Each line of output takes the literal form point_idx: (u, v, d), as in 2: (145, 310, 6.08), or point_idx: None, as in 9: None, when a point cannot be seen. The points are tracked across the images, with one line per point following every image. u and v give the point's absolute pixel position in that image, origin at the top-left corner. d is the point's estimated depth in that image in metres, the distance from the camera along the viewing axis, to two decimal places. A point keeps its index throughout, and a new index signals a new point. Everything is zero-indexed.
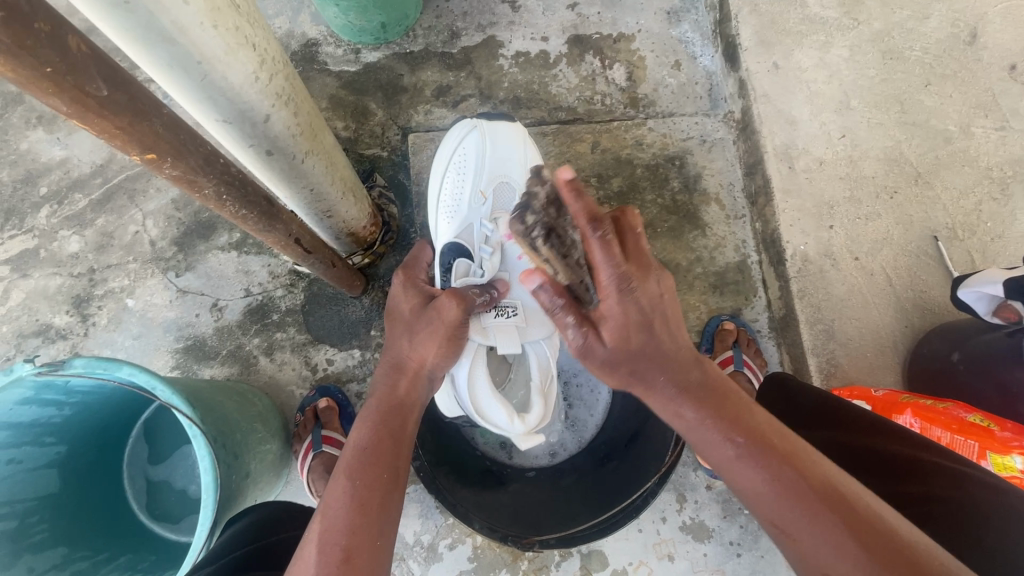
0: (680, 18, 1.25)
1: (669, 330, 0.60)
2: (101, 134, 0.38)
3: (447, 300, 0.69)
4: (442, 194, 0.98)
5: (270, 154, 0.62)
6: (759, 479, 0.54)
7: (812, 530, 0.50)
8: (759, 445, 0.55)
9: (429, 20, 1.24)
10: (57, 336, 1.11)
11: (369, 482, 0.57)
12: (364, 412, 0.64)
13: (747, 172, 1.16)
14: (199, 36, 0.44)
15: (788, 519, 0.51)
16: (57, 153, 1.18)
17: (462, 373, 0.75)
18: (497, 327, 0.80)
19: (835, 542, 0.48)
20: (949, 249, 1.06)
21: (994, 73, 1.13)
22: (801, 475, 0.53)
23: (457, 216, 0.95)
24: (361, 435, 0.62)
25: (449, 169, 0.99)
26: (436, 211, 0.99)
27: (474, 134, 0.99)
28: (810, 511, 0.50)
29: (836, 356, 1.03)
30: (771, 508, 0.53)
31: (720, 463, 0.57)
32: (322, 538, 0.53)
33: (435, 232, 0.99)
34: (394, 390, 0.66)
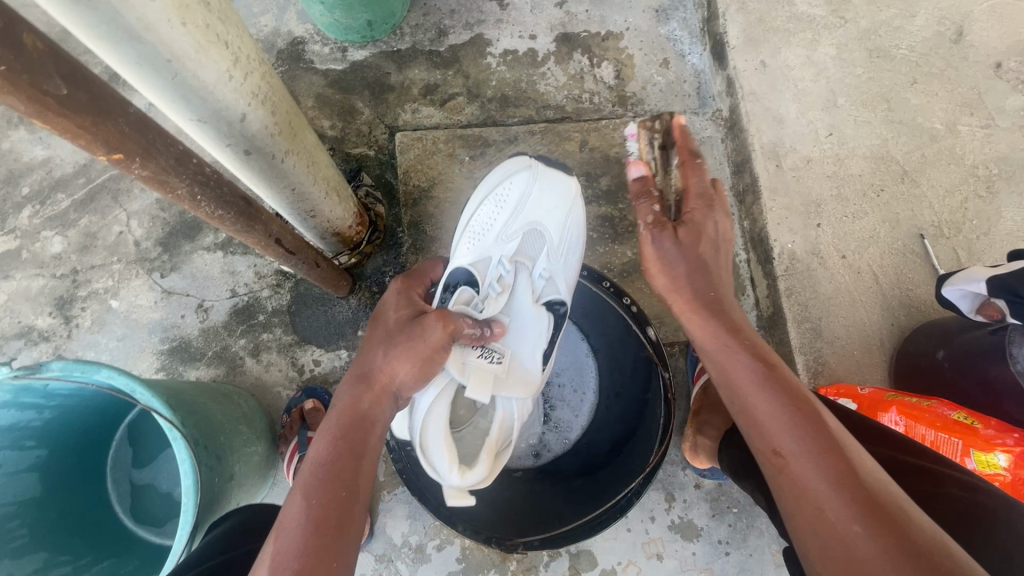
0: (668, 16, 1.24)
1: (710, 279, 0.75)
2: (64, 133, 0.37)
3: (433, 323, 0.69)
4: (473, 216, 0.93)
5: (248, 154, 0.61)
6: (773, 409, 0.58)
7: (801, 447, 0.54)
8: (777, 378, 0.61)
9: (416, 18, 1.23)
10: (40, 338, 1.10)
11: (323, 501, 0.56)
12: (325, 422, 0.63)
13: (735, 171, 1.16)
14: (167, 33, 0.43)
15: (789, 447, 0.55)
16: (39, 152, 1.16)
17: (424, 402, 0.72)
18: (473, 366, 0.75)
19: (828, 476, 0.52)
20: (935, 247, 1.06)
21: (980, 70, 1.13)
22: (809, 407, 0.58)
23: (481, 245, 0.90)
24: (320, 449, 0.60)
25: (489, 197, 0.93)
26: (461, 230, 0.93)
27: (527, 174, 0.93)
28: (810, 446, 0.54)
29: (823, 354, 1.03)
30: (777, 436, 0.57)
31: (741, 395, 0.62)
32: (273, 556, 0.52)
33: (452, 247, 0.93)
34: (359, 403, 0.65)
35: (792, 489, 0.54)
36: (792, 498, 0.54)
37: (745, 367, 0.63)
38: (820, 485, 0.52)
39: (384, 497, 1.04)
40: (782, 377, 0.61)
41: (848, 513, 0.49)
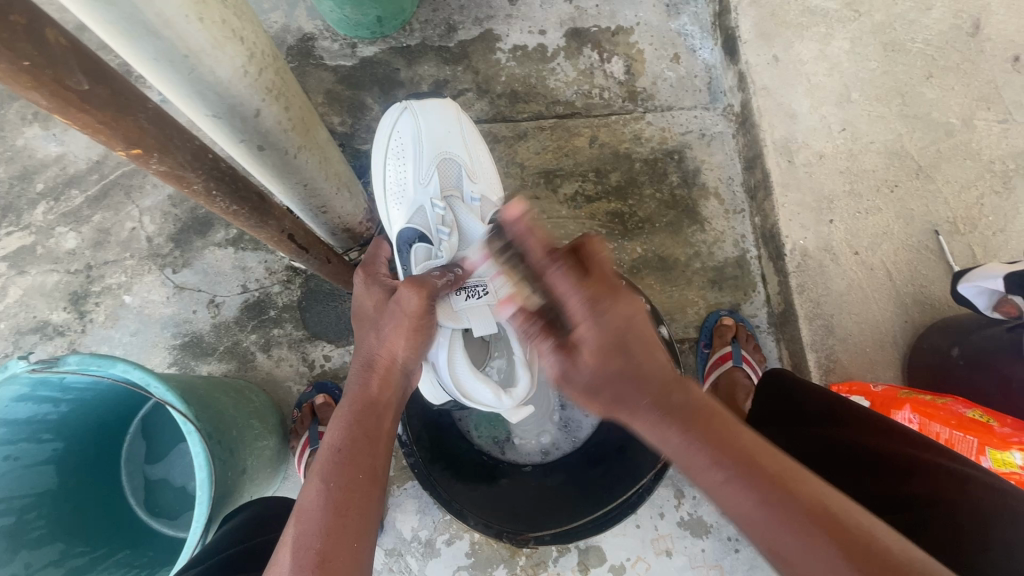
0: (679, 11, 1.23)
1: (644, 346, 0.57)
2: (84, 127, 0.38)
3: (404, 292, 0.66)
4: (388, 180, 0.91)
5: (262, 150, 0.61)
6: (754, 507, 0.49)
7: (805, 555, 0.46)
8: (748, 469, 0.51)
9: (426, 14, 1.23)
10: (55, 332, 1.12)
11: (343, 485, 0.57)
12: (339, 408, 0.64)
13: (747, 166, 1.15)
14: (184, 29, 0.43)
15: (786, 543, 0.47)
16: (53, 149, 1.17)
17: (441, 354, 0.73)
18: (467, 306, 0.76)
19: (838, 569, 0.45)
20: (950, 244, 1.05)
21: (997, 64, 1.12)
22: (797, 503, 0.48)
23: (410, 198, 0.89)
24: (336, 433, 0.61)
25: (387, 154, 0.92)
26: (383, 199, 0.92)
27: (406, 115, 0.94)
28: (805, 544, 0.47)
29: (835, 352, 1.03)
30: (772, 536, 0.48)
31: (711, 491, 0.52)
32: (296, 539, 0.54)
33: (387, 220, 0.92)
34: (368, 387, 0.64)
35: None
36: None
37: (701, 460, 0.52)
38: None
39: (395, 491, 1.04)
40: (742, 452, 0.52)
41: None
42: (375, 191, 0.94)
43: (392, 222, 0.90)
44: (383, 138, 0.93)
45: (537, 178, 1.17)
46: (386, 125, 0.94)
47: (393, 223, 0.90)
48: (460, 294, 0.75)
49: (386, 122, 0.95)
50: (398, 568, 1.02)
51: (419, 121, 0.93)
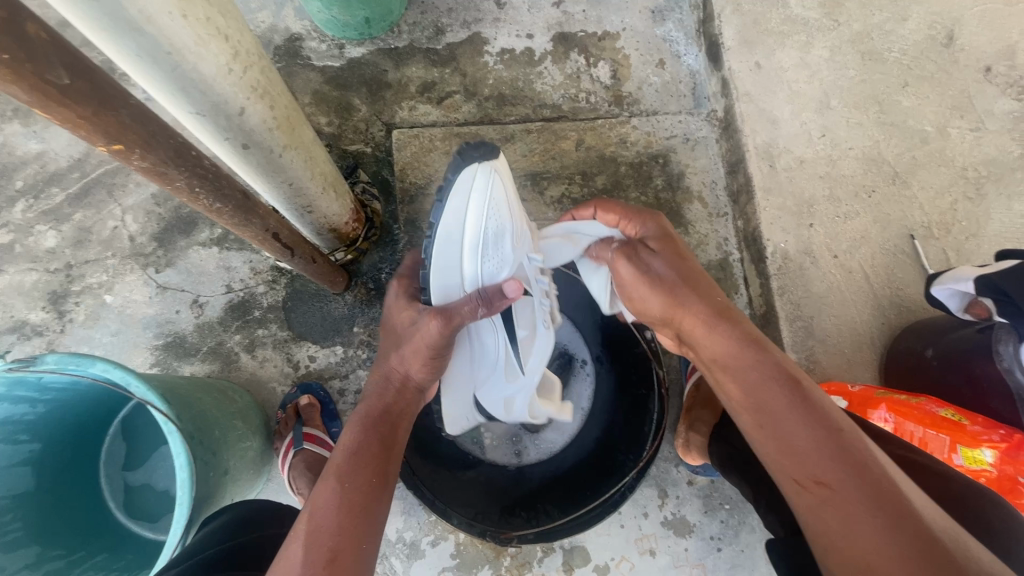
0: (664, 17, 1.25)
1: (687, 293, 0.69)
2: (65, 123, 0.38)
3: (431, 323, 0.65)
4: (473, 237, 0.70)
5: (247, 148, 0.61)
6: (816, 443, 0.53)
7: (856, 492, 0.49)
8: (811, 409, 0.55)
9: (414, 16, 1.24)
10: (33, 332, 1.10)
11: (359, 484, 0.60)
12: (357, 413, 0.66)
13: (730, 171, 1.17)
14: (168, 26, 0.43)
15: (836, 479, 0.50)
16: (33, 146, 1.16)
17: (514, 387, 0.82)
18: (529, 339, 0.80)
19: (874, 513, 0.47)
20: (925, 248, 1.08)
21: (970, 74, 1.15)
22: (859, 451, 0.52)
23: (504, 255, 0.72)
24: (355, 434, 0.64)
25: (481, 216, 0.70)
26: (460, 254, 0.70)
27: (488, 175, 0.69)
28: (854, 485, 0.49)
29: (815, 353, 1.04)
30: (821, 472, 0.52)
31: (766, 419, 0.57)
32: (307, 532, 0.55)
33: (455, 274, 0.71)
34: (382, 397, 0.68)
35: (835, 526, 0.49)
36: (830, 537, 0.50)
37: (766, 391, 0.58)
38: (868, 526, 0.47)
39: None
40: (817, 402, 0.56)
41: (894, 550, 0.45)
42: (442, 241, 0.70)
43: (470, 281, 0.71)
44: (472, 198, 0.69)
45: (524, 181, 1.18)
46: (477, 183, 0.69)
47: (472, 281, 0.71)
48: (523, 327, 0.78)
49: (471, 180, 0.69)
50: (383, 570, 1.02)
51: (506, 183, 0.72)
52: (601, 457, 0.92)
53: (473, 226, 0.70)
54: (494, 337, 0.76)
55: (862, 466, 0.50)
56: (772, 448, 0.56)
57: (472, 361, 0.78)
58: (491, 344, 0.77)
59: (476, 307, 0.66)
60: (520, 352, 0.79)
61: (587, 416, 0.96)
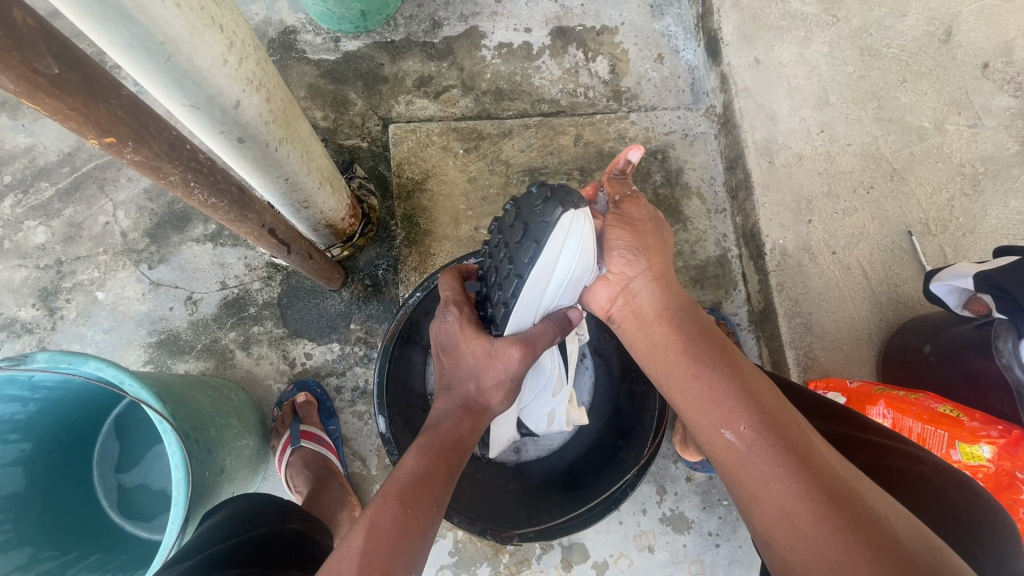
0: (663, 12, 1.25)
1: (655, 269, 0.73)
2: (55, 114, 0.36)
3: (511, 350, 0.69)
4: (559, 278, 0.70)
5: (242, 142, 0.60)
6: (735, 398, 0.59)
7: (764, 441, 0.55)
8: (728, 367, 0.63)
9: (410, 10, 1.23)
10: (23, 330, 1.08)
11: (417, 515, 0.58)
12: (424, 439, 0.65)
13: (728, 166, 1.17)
14: (160, 14, 0.42)
15: (748, 429, 0.57)
16: (21, 140, 1.14)
17: (560, 403, 0.85)
18: (574, 352, 0.86)
19: (780, 458, 0.54)
20: (922, 244, 1.08)
21: (968, 71, 1.15)
22: (772, 405, 0.58)
23: (576, 289, 0.74)
24: (419, 462, 0.62)
25: (559, 266, 0.69)
26: (541, 293, 0.70)
27: (577, 230, 0.67)
28: (774, 435, 0.56)
29: (813, 349, 1.05)
30: (745, 419, 0.57)
31: (692, 377, 0.63)
32: (363, 556, 0.53)
33: (531, 309, 0.71)
34: (456, 425, 0.67)
35: (749, 473, 0.55)
36: (745, 483, 0.55)
37: (697, 352, 0.65)
38: (777, 474, 0.53)
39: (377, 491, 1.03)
40: (737, 362, 0.64)
41: (795, 489, 0.51)
42: (532, 283, 0.68)
43: (540, 312, 0.73)
44: (567, 245, 0.68)
45: (522, 176, 1.17)
46: (575, 232, 0.67)
47: (543, 312, 0.73)
48: (571, 343, 0.84)
49: (570, 229, 0.67)
50: None
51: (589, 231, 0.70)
52: (600, 454, 0.92)
53: (562, 269, 0.69)
54: (551, 355, 0.81)
55: (783, 423, 0.57)
56: (696, 404, 0.62)
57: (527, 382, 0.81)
58: (546, 363, 0.81)
59: (551, 340, 0.72)
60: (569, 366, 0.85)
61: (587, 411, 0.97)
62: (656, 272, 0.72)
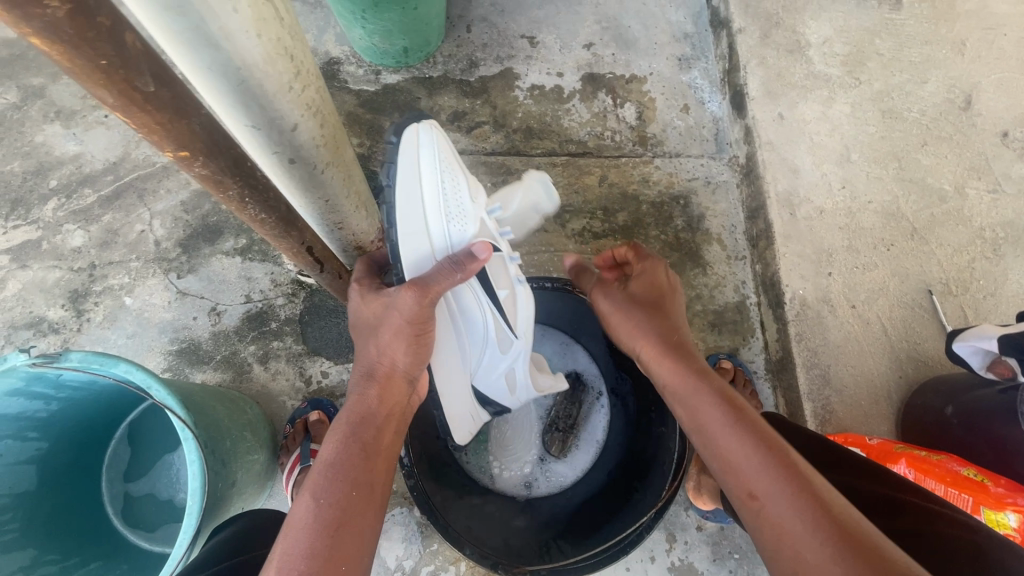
0: (690, 65, 1.31)
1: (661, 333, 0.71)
2: (142, 127, 0.39)
3: (405, 295, 0.63)
4: (434, 199, 0.68)
5: (293, 163, 0.63)
6: (745, 460, 0.57)
7: (778, 505, 0.53)
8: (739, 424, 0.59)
9: (450, 49, 1.29)
10: (49, 329, 1.10)
11: (334, 502, 0.54)
12: (336, 423, 0.61)
13: (750, 216, 1.19)
14: (242, 43, 0.45)
15: (763, 493, 0.54)
16: (71, 148, 1.20)
17: (509, 356, 0.81)
18: (511, 298, 0.76)
19: (801, 522, 0.51)
20: (943, 304, 1.08)
21: (987, 138, 1.18)
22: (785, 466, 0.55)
23: (462, 208, 0.69)
24: (331, 448, 0.59)
25: (426, 184, 0.68)
26: (422, 216, 0.68)
27: (421, 145, 0.69)
28: (790, 500, 0.52)
29: (831, 402, 1.04)
30: (758, 484, 0.55)
31: (708, 437, 0.61)
32: (281, 560, 0.51)
33: (423, 241, 0.68)
34: (366, 400, 0.63)
35: (772, 539, 0.53)
36: (769, 549, 0.53)
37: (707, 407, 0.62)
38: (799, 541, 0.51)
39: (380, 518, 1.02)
40: (749, 417, 0.60)
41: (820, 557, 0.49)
42: (401, 205, 0.68)
43: (440, 247, 0.68)
44: (418, 159, 0.69)
45: (546, 212, 1.20)
46: (423, 143, 0.69)
47: (443, 249, 0.68)
48: (503, 287, 0.74)
49: (417, 142, 0.69)
50: None
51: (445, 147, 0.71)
52: (610, 491, 0.92)
53: (428, 184, 0.68)
54: (476, 308, 0.75)
55: (799, 484, 0.53)
56: (716, 464, 0.60)
57: (464, 345, 0.79)
58: (474, 317, 0.76)
59: (451, 276, 0.63)
60: (508, 314, 0.77)
61: (599, 449, 1.00)
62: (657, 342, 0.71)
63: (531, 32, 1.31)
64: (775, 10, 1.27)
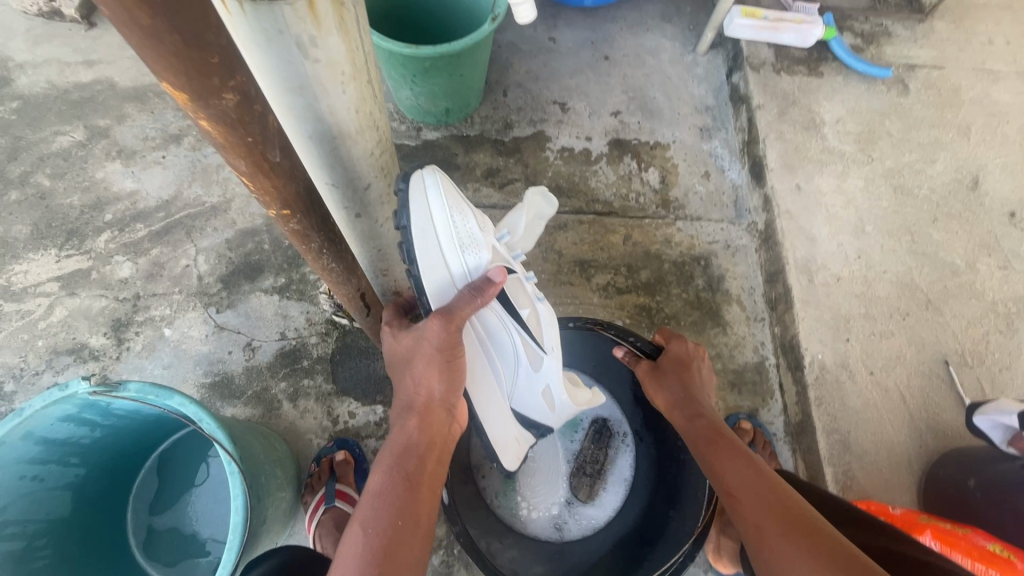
0: (711, 135, 1.39)
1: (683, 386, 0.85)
2: (260, 190, 0.45)
3: (432, 325, 0.64)
4: (446, 231, 0.69)
5: (359, 218, 0.68)
6: (729, 465, 0.71)
7: (750, 493, 0.66)
8: (729, 443, 0.74)
9: (486, 111, 1.39)
10: (89, 356, 1.13)
11: (382, 531, 0.54)
12: (381, 453, 0.61)
13: (768, 279, 1.23)
14: (343, 118, 0.51)
15: (741, 490, 0.67)
16: (129, 185, 1.27)
17: (543, 373, 0.79)
18: (533, 316, 0.76)
19: (765, 505, 0.64)
20: (960, 375, 1.11)
21: (996, 217, 1.24)
22: (759, 473, 0.69)
23: (476, 238, 0.70)
24: (378, 478, 0.59)
25: (441, 222, 0.69)
26: (440, 252, 0.69)
27: (429, 186, 0.69)
28: (759, 492, 0.66)
29: (852, 469, 1.04)
30: (737, 482, 0.69)
31: (704, 450, 0.75)
32: None
33: (443, 275, 0.69)
34: (407, 431, 0.63)
35: (743, 520, 0.65)
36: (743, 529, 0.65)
37: (708, 432, 0.77)
38: (762, 518, 0.63)
39: None
40: (737, 442, 0.74)
41: (779, 532, 0.60)
42: (419, 245, 0.67)
43: (459, 276, 0.70)
44: (429, 200, 0.68)
45: (573, 266, 1.25)
46: (430, 184, 0.69)
47: (462, 277, 0.70)
48: (525, 305, 0.75)
49: (424, 185, 0.69)
50: None
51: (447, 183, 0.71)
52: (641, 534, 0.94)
53: (442, 222, 0.69)
54: (502, 330, 0.74)
55: (769, 484, 0.66)
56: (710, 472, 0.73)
57: (496, 367, 0.78)
58: (502, 339, 0.75)
59: (472, 302, 0.65)
60: (533, 331, 0.77)
61: (629, 488, 1.02)
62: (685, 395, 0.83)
63: (562, 99, 1.41)
64: (791, 89, 1.37)
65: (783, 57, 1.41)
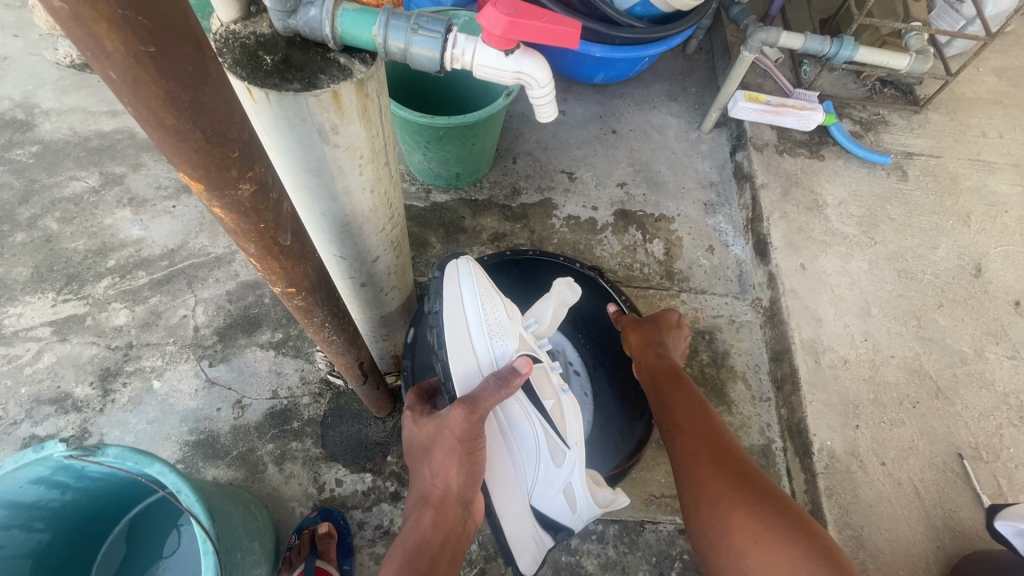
0: (715, 211, 1.42)
1: (657, 333, 0.93)
2: (266, 269, 0.46)
3: (454, 414, 0.62)
4: (475, 316, 0.71)
5: (364, 287, 0.68)
6: (680, 402, 0.82)
7: (692, 424, 0.78)
8: (679, 383, 0.85)
9: (496, 176, 1.41)
10: (72, 407, 1.09)
11: None
12: (394, 548, 0.62)
13: (774, 357, 1.21)
14: (356, 198, 0.53)
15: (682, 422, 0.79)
16: (136, 232, 1.28)
17: (565, 470, 0.75)
18: (557, 407, 0.78)
19: (702, 434, 0.76)
20: (975, 470, 1.07)
21: (1001, 305, 1.24)
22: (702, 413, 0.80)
23: (505, 325, 0.72)
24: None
25: (470, 307, 0.71)
26: (467, 336, 0.69)
27: (464, 275, 0.73)
28: (699, 425, 0.78)
29: (867, 569, 0.98)
30: (681, 418, 0.80)
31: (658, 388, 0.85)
32: None
33: (469, 359, 0.68)
34: (421, 526, 0.63)
35: (682, 443, 0.76)
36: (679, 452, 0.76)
37: (666, 373, 0.87)
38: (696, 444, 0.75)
39: None
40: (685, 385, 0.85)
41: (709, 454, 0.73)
42: (450, 329, 0.69)
43: (486, 363, 0.69)
44: (461, 287, 0.72)
45: None
46: (464, 274, 0.73)
47: (489, 364, 0.69)
48: (548, 397, 0.77)
49: (458, 275, 0.73)
50: None
51: (479, 273, 0.75)
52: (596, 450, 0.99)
53: (472, 309, 0.71)
54: (525, 421, 0.73)
55: (707, 422, 0.78)
56: (659, 406, 0.83)
57: (517, 459, 0.75)
58: (525, 428, 0.74)
59: (497, 394, 0.62)
60: (557, 424, 0.76)
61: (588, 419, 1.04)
62: (652, 342, 0.91)
63: (570, 168, 1.45)
64: (793, 171, 1.40)
65: (786, 139, 1.45)
